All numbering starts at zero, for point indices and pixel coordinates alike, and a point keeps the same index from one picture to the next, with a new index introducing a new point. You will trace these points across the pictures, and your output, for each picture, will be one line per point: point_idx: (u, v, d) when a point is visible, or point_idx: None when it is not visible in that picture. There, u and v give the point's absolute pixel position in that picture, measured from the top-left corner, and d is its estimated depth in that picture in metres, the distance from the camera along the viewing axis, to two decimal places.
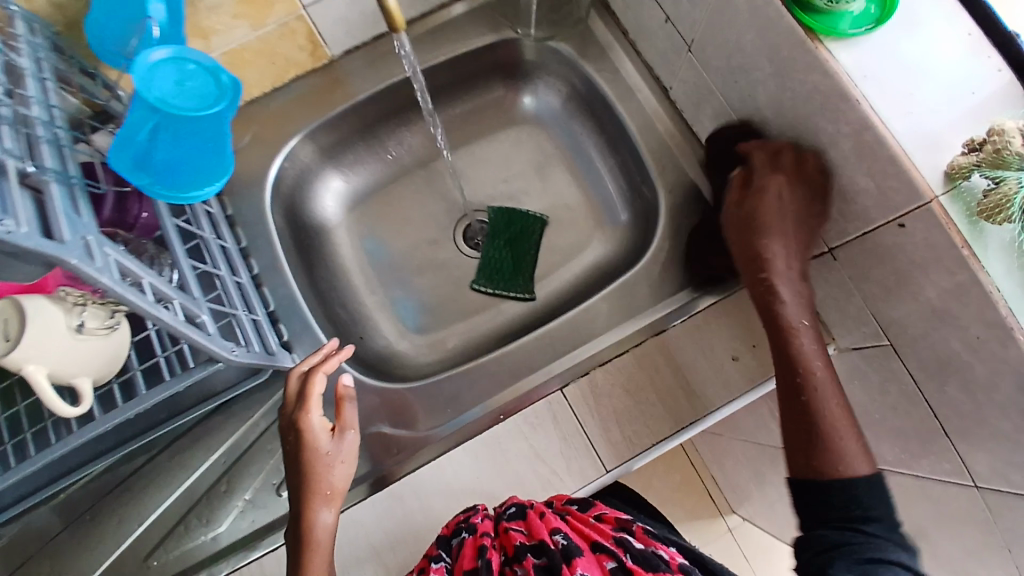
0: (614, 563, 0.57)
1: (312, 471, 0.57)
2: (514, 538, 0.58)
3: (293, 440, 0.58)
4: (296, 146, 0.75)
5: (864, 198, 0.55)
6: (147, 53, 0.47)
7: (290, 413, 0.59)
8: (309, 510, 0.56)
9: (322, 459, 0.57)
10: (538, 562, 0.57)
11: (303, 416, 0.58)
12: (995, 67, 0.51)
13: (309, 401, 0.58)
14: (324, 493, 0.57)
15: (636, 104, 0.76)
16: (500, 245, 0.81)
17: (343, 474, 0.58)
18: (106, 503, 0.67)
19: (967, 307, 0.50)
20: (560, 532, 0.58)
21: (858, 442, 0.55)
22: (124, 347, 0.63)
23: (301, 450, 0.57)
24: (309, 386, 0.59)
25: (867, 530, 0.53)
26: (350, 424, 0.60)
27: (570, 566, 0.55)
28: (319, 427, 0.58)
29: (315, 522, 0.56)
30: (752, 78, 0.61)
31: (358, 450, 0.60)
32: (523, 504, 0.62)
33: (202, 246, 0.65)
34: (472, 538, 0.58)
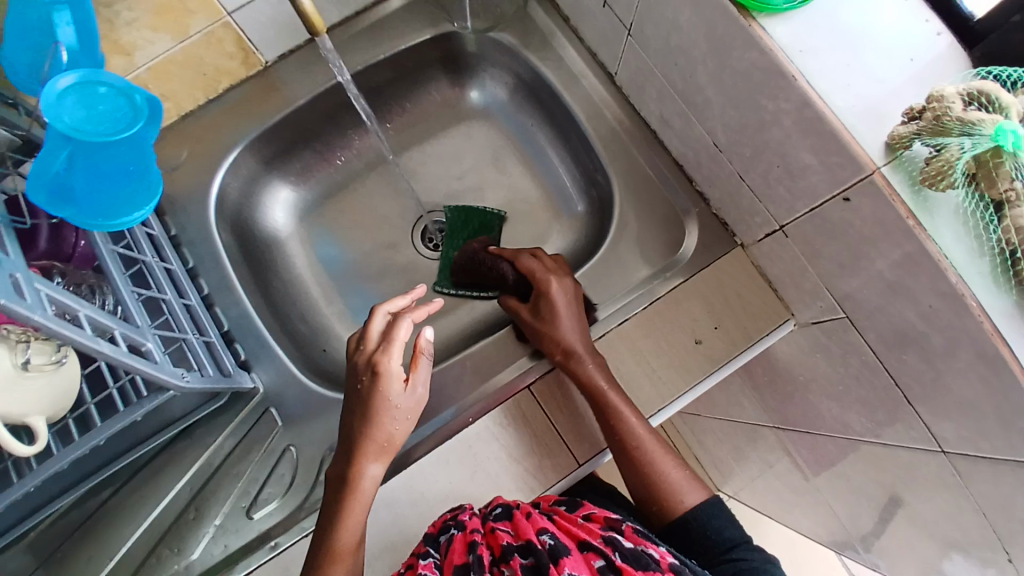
0: (603, 562, 0.53)
1: (375, 421, 0.55)
2: (501, 538, 0.56)
3: (366, 382, 0.56)
4: (237, 159, 0.73)
5: (811, 173, 0.54)
6: (54, 81, 0.46)
7: (368, 353, 0.57)
8: (360, 461, 0.56)
9: (389, 411, 0.56)
10: (526, 562, 0.54)
11: (384, 361, 0.55)
12: (934, 30, 0.51)
13: (392, 347, 0.56)
14: (380, 444, 0.56)
15: (583, 91, 0.75)
16: (459, 243, 0.79)
17: (403, 429, 0.57)
18: (76, 540, 0.65)
19: (919, 278, 0.49)
20: (546, 532, 0.56)
21: (682, 472, 0.61)
22: (75, 379, 0.61)
23: (371, 396, 0.56)
24: (397, 331, 0.56)
25: (733, 556, 0.56)
26: (421, 379, 0.58)
27: (558, 566, 0.52)
28: (397, 375, 0.56)
29: (363, 473, 0.56)
30: (691, 58, 0.60)
31: (420, 407, 0.58)
32: (510, 505, 0.60)
33: (145, 270, 0.63)
34: (462, 533, 0.57)
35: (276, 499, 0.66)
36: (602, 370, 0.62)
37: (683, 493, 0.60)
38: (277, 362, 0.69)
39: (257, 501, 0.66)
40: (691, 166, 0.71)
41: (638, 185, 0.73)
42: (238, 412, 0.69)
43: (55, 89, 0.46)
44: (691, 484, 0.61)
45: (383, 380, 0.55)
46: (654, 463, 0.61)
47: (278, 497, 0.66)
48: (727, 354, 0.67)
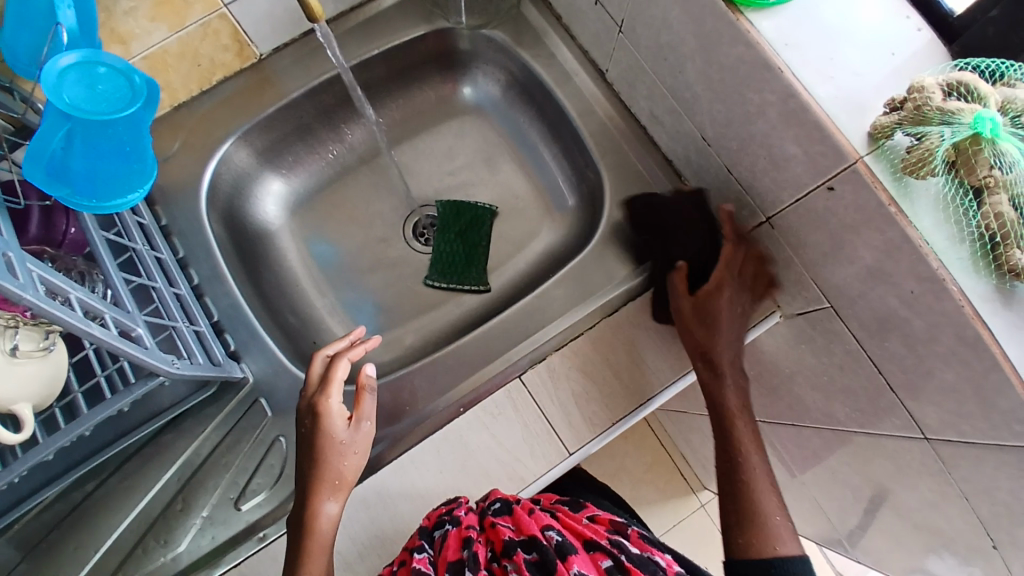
0: (611, 562, 0.54)
1: (324, 459, 0.57)
2: (502, 533, 0.57)
3: (310, 424, 0.59)
4: (229, 150, 0.73)
5: (796, 164, 0.55)
6: (54, 59, 0.46)
7: (310, 396, 0.60)
8: (316, 500, 0.56)
9: (336, 448, 0.58)
10: (528, 557, 0.54)
11: (324, 402, 0.58)
12: (915, 27, 0.53)
13: (331, 387, 0.59)
14: (332, 482, 0.57)
15: (574, 88, 0.76)
16: (451, 238, 0.80)
17: (354, 464, 0.59)
18: (59, 532, 0.64)
19: (900, 263, 0.51)
20: (552, 529, 0.57)
21: (785, 521, 0.59)
22: (62, 368, 0.60)
23: (317, 435, 0.58)
24: (333, 372, 0.59)
25: None
26: (366, 415, 0.60)
27: (566, 563, 0.53)
28: (338, 413, 0.58)
29: (320, 512, 0.56)
30: (680, 54, 0.61)
31: (370, 442, 0.60)
32: (508, 500, 0.61)
33: (135, 258, 0.63)
34: (458, 529, 0.58)
35: (265, 490, 0.65)
36: (740, 396, 0.65)
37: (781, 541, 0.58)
38: (268, 352, 0.69)
39: (245, 491, 0.65)
40: (680, 161, 0.72)
41: (629, 180, 0.74)
42: (227, 403, 0.68)
43: (56, 67, 0.46)
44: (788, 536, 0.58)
45: (325, 419, 0.58)
46: (763, 502, 0.60)
47: (266, 488, 0.65)
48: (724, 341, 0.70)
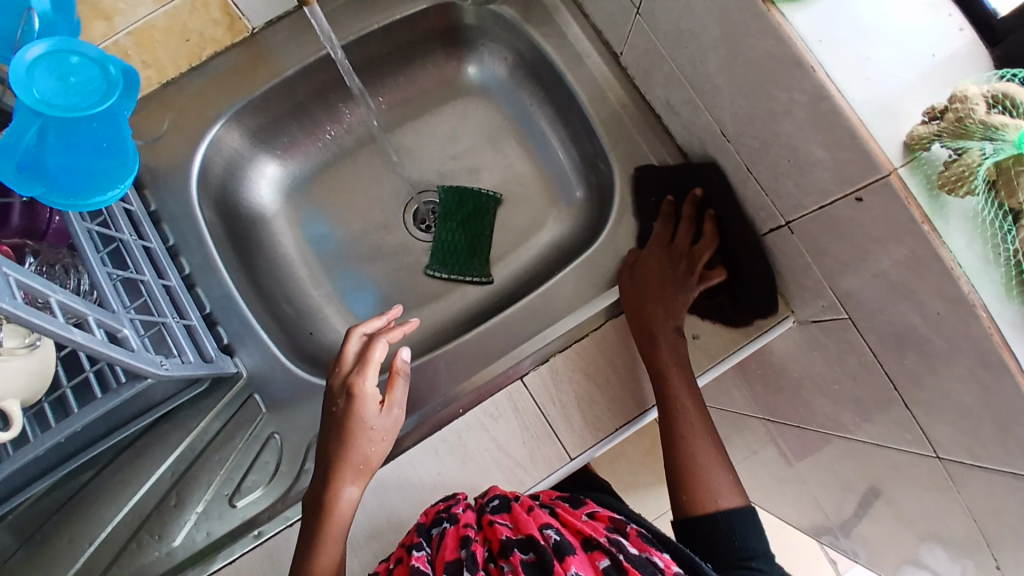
0: (608, 562, 0.52)
1: (353, 442, 0.56)
2: (500, 532, 0.55)
3: (343, 404, 0.57)
4: (219, 133, 0.69)
5: (821, 169, 0.52)
6: (22, 50, 0.42)
7: (344, 376, 0.58)
8: (337, 483, 0.56)
9: (366, 432, 0.56)
10: (526, 558, 0.53)
11: (360, 382, 0.56)
12: (957, 26, 0.48)
13: (368, 367, 0.57)
14: (356, 467, 0.56)
15: (586, 72, 0.72)
16: (453, 227, 0.77)
17: (380, 450, 0.58)
18: (54, 523, 0.63)
19: (926, 282, 0.48)
20: (550, 528, 0.55)
21: (729, 477, 0.60)
22: (50, 361, 0.58)
23: (348, 417, 0.56)
24: (372, 352, 0.58)
25: (755, 566, 0.56)
26: (397, 401, 0.59)
27: (563, 564, 0.51)
28: (373, 397, 0.56)
29: (339, 496, 0.56)
30: (701, 43, 0.57)
31: (397, 430, 0.59)
32: (507, 497, 0.60)
33: (122, 249, 0.60)
34: (455, 528, 0.57)
35: (260, 486, 0.64)
36: (672, 352, 0.62)
37: (718, 495, 0.59)
38: (262, 346, 0.67)
39: (240, 488, 0.64)
40: (696, 154, 0.68)
41: (641, 173, 0.71)
42: (221, 397, 0.67)
43: (24, 59, 0.42)
44: (733, 489, 0.59)
45: (359, 401, 0.56)
46: (697, 454, 0.60)
47: (262, 485, 0.64)
48: (722, 351, 0.67)
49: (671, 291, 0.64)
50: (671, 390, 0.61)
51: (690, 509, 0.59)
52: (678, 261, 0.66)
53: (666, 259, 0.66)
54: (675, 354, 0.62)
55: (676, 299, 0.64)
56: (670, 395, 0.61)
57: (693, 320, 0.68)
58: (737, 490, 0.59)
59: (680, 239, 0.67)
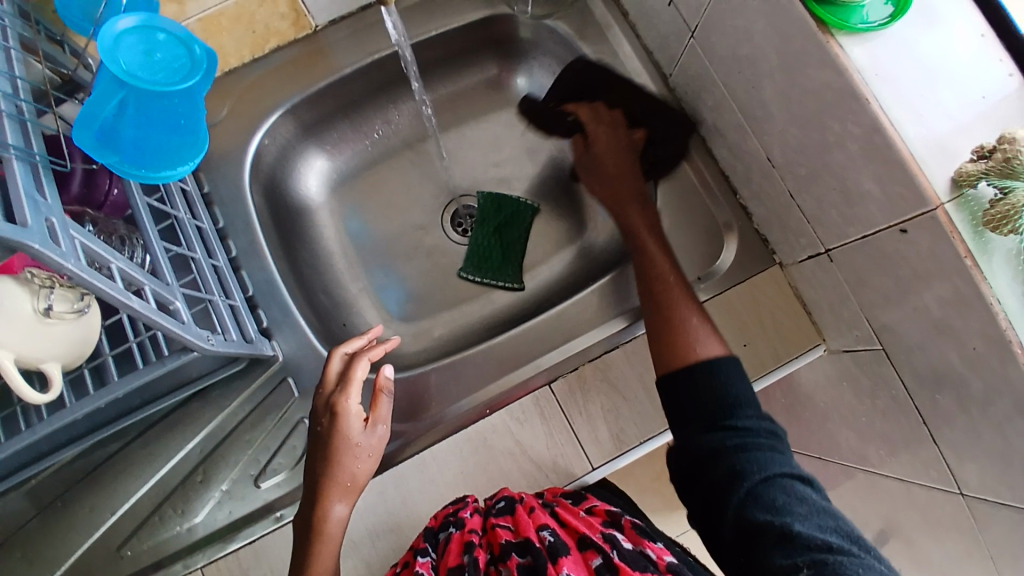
0: (601, 560, 0.53)
1: (338, 461, 0.56)
2: (500, 535, 0.55)
3: (327, 424, 0.58)
4: (276, 123, 0.71)
5: (869, 201, 0.53)
6: (114, 21, 0.45)
7: (328, 395, 0.59)
8: (325, 502, 0.55)
9: (351, 450, 0.57)
10: (522, 561, 0.53)
11: (342, 401, 0.57)
12: (1007, 71, 0.49)
13: (350, 386, 0.58)
14: (344, 484, 0.56)
15: (634, 91, 0.74)
16: (489, 232, 0.79)
17: (367, 467, 0.58)
18: (79, 490, 0.64)
19: (967, 318, 0.48)
20: (547, 528, 0.55)
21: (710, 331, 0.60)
22: (93, 330, 0.59)
23: (332, 436, 0.57)
24: (353, 371, 0.59)
25: (739, 424, 0.54)
26: (382, 418, 0.60)
27: (556, 566, 0.52)
28: (355, 415, 0.57)
29: (329, 513, 0.55)
30: (757, 70, 0.58)
31: (383, 446, 0.59)
32: (512, 499, 0.60)
33: (177, 226, 0.62)
34: (459, 533, 0.56)
35: (285, 470, 0.65)
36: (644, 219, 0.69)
37: (698, 344, 0.59)
38: (299, 332, 0.68)
39: (265, 470, 0.65)
40: (739, 179, 0.70)
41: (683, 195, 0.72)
42: (255, 379, 0.67)
43: (115, 30, 0.45)
44: (712, 340, 0.59)
45: (342, 420, 0.57)
46: (676, 306, 0.62)
47: (286, 469, 0.65)
48: (756, 371, 0.67)
49: (624, 165, 0.73)
50: (651, 254, 0.67)
51: (671, 363, 0.59)
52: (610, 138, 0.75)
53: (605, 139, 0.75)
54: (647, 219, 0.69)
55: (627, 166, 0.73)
56: (649, 257, 0.66)
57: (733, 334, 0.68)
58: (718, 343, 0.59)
59: (600, 119, 0.76)
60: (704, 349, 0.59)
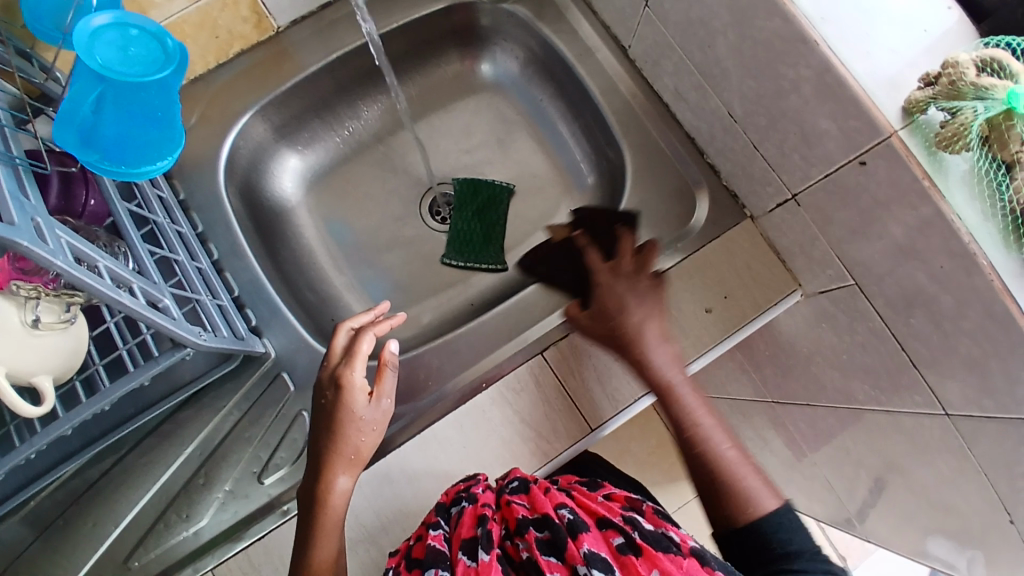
0: (622, 540, 0.54)
1: (343, 434, 0.57)
2: (516, 511, 0.57)
3: (331, 396, 0.58)
4: (248, 124, 0.72)
5: (828, 139, 0.55)
6: (88, 20, 0.47)
7: (333, 368, 0.59)
8: (329, 474, 0.56)
9: (355, 422, 0.57)
10: (540, 536, 0.55)
11: (347, 374, 0.57)
12: (946, 5, 0.52)
13: (356, 359, 0.58)
14: (348, 457, 0.57)
15: (596, 64, 0.76)
16: (469, 216, 0.80)
17: (371, 441, 0.58)
18: (76, 509, 0.63)
19: (932, 238, 0.51)
20: (565, 507, 0.56)
21: (760, 478, 0.58)
22: (83, 341, 0.59)
23: (337, 408, 0.57)
24: (359, 345, 0.58)
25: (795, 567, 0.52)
26: (387, 392, 0.59)
27: (576, 541, 0.53)
28: (360, 388, 0.57)
29: (332, 486, 0.56)
30: (710, 28, 0.61)
31: (387, 420, 0.60)
32: (526, 479, 0.61)
33: (157, 231, 0.63)
34: (473, 506, 0.57)
35: (287, 465, 0.65)
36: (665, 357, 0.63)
37: (761, 498, 0.57)
38: (289, 328, 0.68)
39: (267, 466, 0.65)
40: (704, 139, 0.71)
41: (608, 210, 0.74)
42: (249, 378, 0.67)
43: (90, 27, 0.47)
44: (767, 490, 0.57)
45: (348, 392, 0.57)
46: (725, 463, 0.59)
47: (288, 464, 0.65)
48: (786, 288, 0.69)
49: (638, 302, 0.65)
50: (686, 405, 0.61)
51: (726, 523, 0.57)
52: (628, 274, 0.68)
53: (613, 281, 0.68)
54: (665, 369, 0.62)
55: (642, 309, 0.65)
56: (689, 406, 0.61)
57: (734, 281, 0.69)
58: (772, 493, 0.57)
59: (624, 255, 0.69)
60: (763, 503, 0.56)
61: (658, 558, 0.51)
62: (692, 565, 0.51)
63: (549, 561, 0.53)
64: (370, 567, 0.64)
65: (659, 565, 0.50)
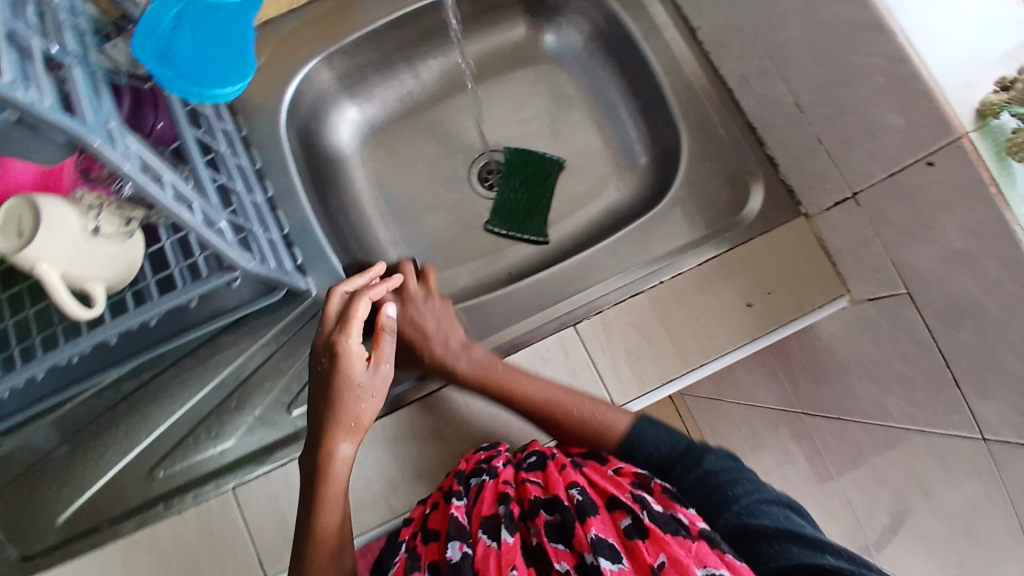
0: (629, 521, 0.52)
1: (342, 402, 0.56)
2: (530, 492, 0.57)
3: (326, 364, 0.57)
4: (314, 69, 0.74)
5: (893, 135, 0.54)
6: None
7: (327, 335, 0.58)
8: (330, 443, 0.56)
9: (354, 390, 0.56)
10: (550, 518, 0.54)
11: (343, 341, 0.56)
12: None
13: (351, 326, 0.57)
14: (349, 425, 0.57)
15: (662, 43, 0.75)
16: (515, 186, 0.81)
17: (370, 408, 0.58)
18: (107, 418, 0.67)
19: (989, 246, 0.49)
20: (575, 488, 0.56)
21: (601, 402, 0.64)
22: (138, 256, 0.61)
23: (333, 376, 0.56)
24: (355, 311, 0.57)
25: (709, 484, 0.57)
26: (384, 357, 0.59)
27: (583, 525, 0.52)
28: (357, 355, 0.56)
29: (334, 454, 0.56)
30: (783, 13, 0.60)
31: (386, 386, 0.59)
32: (543, 455, 0.62)
33: (218, 160, 0.65)
34: (494, 482, 0.57)
35: None
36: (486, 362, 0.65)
37: (614, 418, 0.63)
38: (333, 271, 0.70)
39: (298, 398, 0.66)
40: (764, 129, 0.70)
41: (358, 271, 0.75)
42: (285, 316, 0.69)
43: None
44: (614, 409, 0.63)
45: (344, 360, 0.56)
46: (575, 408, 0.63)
47: None
48: (832, 293, 0.68)
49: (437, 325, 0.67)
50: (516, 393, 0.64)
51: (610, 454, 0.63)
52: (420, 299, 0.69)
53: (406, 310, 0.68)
54: (476, 367, 0.65)
55: (438, 329, 0.67)
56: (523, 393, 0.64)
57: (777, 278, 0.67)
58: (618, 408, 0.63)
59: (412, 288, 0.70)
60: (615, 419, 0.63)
61: (666, 541, 0.49)
62: (700, 548, 0.49)
63: (557, 548, 0.51)
64: (385, 507, 0.65)
65: (667, 549, 0.48)
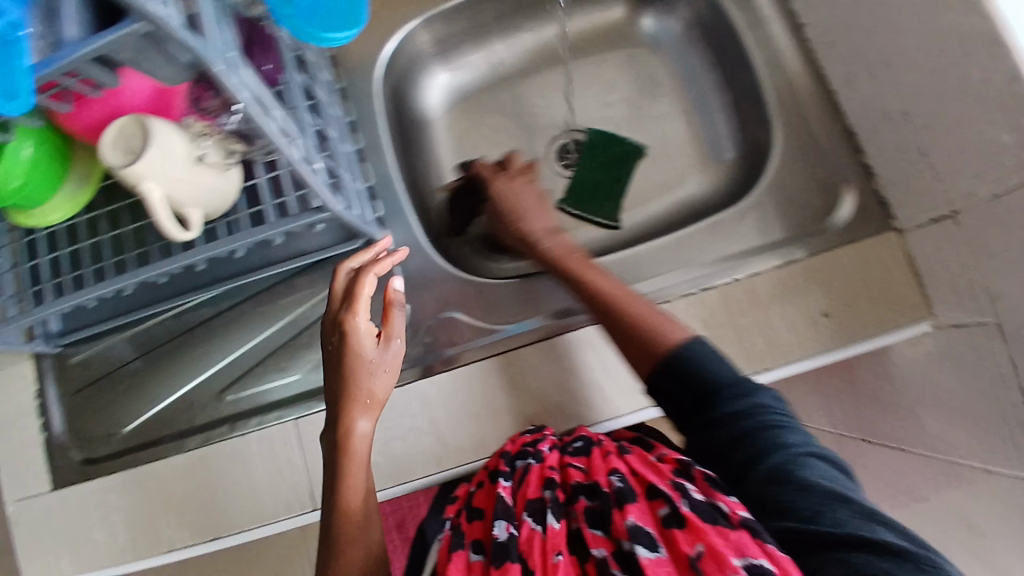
0: (668, 510, 0.50)
1: (355, 379, 0.56)
2: (573, 476, 0.56)
3: (337, 342, 0.57)
4: (414, 29, 0.77)
5: (1003, 154, 0.51)
6: None
7: (334, 313, 0.58)
8: (348, 418, 0.56)
9: (366, 367, 0.57)
10: (591, 504, 0.53)
11: (350, 319, 0.56)
12: None
13: (357, 304, 0.57)
14: (364, 401, 0.56)
15: (765, 37, 0.74)
16: (594, 167, 0.80)
17: (383, 383, 0.58)
18: (180, 341, 0.71)
19: None
20: (616, 474, 0.54)
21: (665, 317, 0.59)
22: (234, 189, 0.63)
23: (344, 354, 0.56)
24: (360, 288, 0.57)
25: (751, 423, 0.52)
26: (392, 332, 0.60)
27: (622, 511, 0.51)
28: (365, 332, 0.57)
29: (354, 429, 0.56)
30: (899, 15, 0.58)
31: (399, 361, 0.60)
32: (590, 441, 0.61)
33: (318, 106, 0.67)
34: (538, 466, 0.58)
35: None
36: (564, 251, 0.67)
37: (671, 331, 0.58)
38: (408, 227, 0.74)
39: None
40: (864, 136, 0.68)
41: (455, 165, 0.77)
42: None
43: None
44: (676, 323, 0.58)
45: (353, 337, 0.56)
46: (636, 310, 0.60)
47: None
48: (914, 313, 0.64)
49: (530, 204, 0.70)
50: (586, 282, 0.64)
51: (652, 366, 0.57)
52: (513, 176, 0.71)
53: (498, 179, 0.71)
54: (560, 249, 0.67)
55: (530, 207, 0.69)
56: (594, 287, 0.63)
57: (858, 292, 0.65)
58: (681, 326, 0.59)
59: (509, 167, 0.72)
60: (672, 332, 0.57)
61: (704, 531, 0.47)
62: (740, 537, 0.45)
63: (595, 535, 0.51)
64: (430, 459, 0.67)
65: (705, 538, 0.46)
